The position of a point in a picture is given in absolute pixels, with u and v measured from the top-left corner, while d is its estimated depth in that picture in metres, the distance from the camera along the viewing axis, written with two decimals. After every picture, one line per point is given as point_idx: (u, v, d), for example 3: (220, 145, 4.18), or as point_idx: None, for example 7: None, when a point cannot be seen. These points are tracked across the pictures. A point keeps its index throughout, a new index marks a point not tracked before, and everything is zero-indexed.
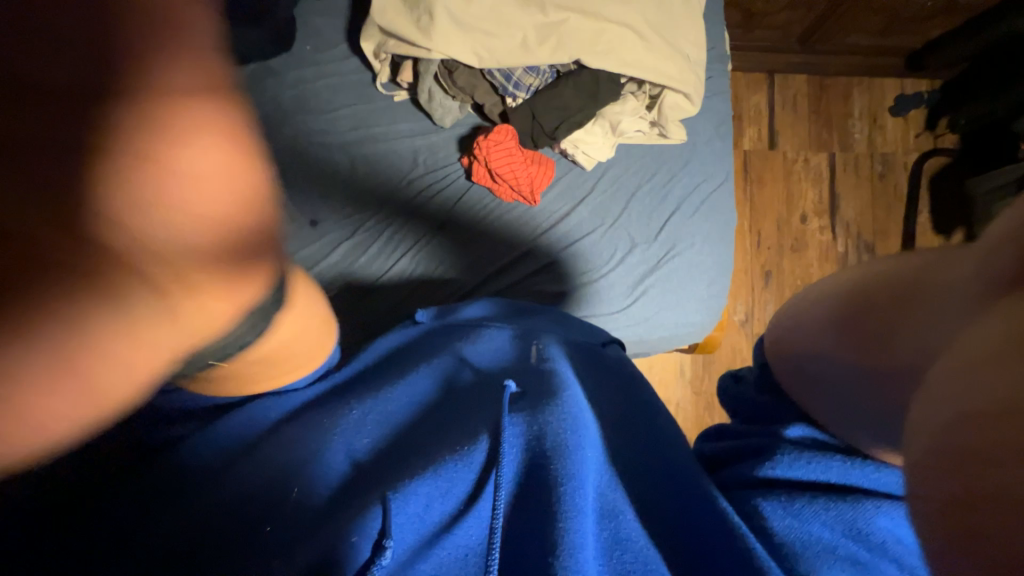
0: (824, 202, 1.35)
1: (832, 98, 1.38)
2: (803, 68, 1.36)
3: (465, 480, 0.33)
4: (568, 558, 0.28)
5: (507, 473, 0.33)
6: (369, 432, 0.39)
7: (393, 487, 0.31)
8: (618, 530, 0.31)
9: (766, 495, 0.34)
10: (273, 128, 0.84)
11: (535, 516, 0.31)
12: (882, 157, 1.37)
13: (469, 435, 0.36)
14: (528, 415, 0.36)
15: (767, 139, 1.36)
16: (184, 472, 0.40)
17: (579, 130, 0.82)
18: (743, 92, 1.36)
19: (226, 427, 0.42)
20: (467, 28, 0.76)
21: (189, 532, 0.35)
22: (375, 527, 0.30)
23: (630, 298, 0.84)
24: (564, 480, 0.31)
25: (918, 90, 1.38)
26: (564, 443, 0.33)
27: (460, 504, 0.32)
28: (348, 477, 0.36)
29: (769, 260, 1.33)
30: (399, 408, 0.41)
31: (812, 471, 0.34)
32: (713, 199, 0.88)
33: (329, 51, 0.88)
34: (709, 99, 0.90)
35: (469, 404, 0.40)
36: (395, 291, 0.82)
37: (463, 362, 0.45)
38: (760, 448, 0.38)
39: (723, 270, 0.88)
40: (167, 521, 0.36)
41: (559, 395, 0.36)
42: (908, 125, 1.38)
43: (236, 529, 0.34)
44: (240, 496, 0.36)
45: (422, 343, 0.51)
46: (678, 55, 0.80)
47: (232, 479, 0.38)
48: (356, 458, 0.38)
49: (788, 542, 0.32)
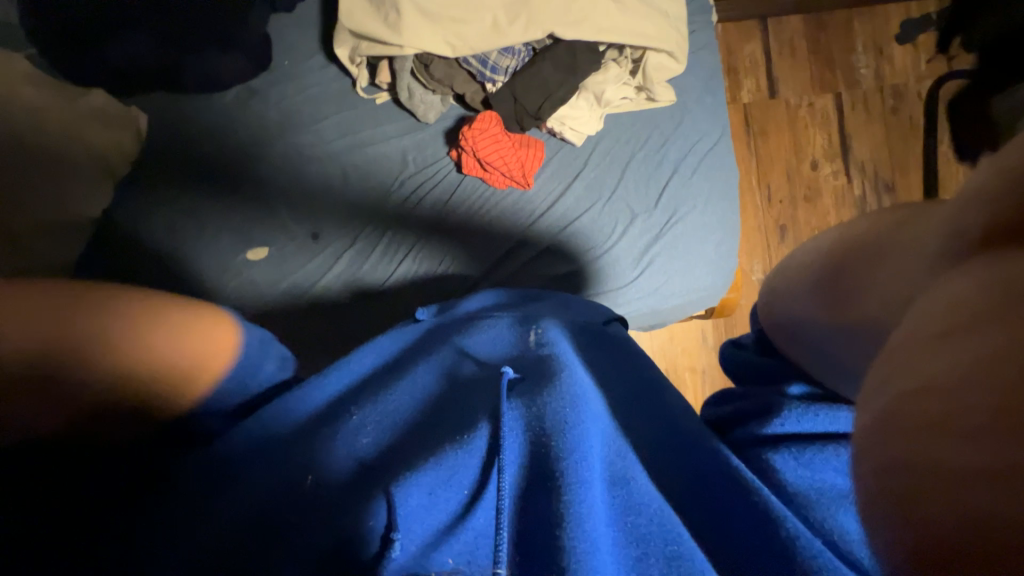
0: (835, 145, 1.29)
1: (831, 34, 1.31)
2: (796, 7, 1.29)
3: (469, 468, 0.33)
4: (575, 529, 0.27)
5: (510, 456, 0.32)
6: (384, 427, 0.38)
7: (395, 481, 0.31)
8: (629, 495, 0.31)
9: (776, 449, 0.34)
10: (263, 148, 0.85)
11: (540, 492, 0.31)
12: (893, 89, 1.30)
13: (469, 424, 0.36)
14: (526, 400, 0.36)
15: (766, 87, 1.31)
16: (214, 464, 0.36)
17: (563, 106, 0.80)
18: (735, 42, 1.31)
19: (265, 417, 0.39)
20: (436, 19, 0.75)
21: (223, 531, 0.31)
22: (382, 521, 0.30)
23: (637, 270, 0.83)
24: (565, 453, 0.31)
25: (925, 12, 1.29)
26: (563, 420, 0.33)
27: (466, 492, 0.32)
28: (355, 473, 0.34)
29: (783, 213, 1.28)
30: (401, 406, 0.40)
31: (820, 421, 0.34)
32: (711, 157, 0.85)
33: (307, 63, 0.89)
34: (695, 54, 0.87)
35: (469, 391, 0.40)
36: (402, 293, 0.83)
37: (463, 353, 0.45)
38: (763, 406, 0.38)
39: (730, 230, 0.85)
40: (199, 522, 0.32)
41: (558, 379, 0.37)
42: (918, 50, 1.30)
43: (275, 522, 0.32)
44: (271, 490, 0.33)
45: (424, 340, 0.50)
46: (654, 12, 0.78)
47: (259, 476, 0.35)
48: (373, 452, 0.36)
49: (801, 492, 0.32)
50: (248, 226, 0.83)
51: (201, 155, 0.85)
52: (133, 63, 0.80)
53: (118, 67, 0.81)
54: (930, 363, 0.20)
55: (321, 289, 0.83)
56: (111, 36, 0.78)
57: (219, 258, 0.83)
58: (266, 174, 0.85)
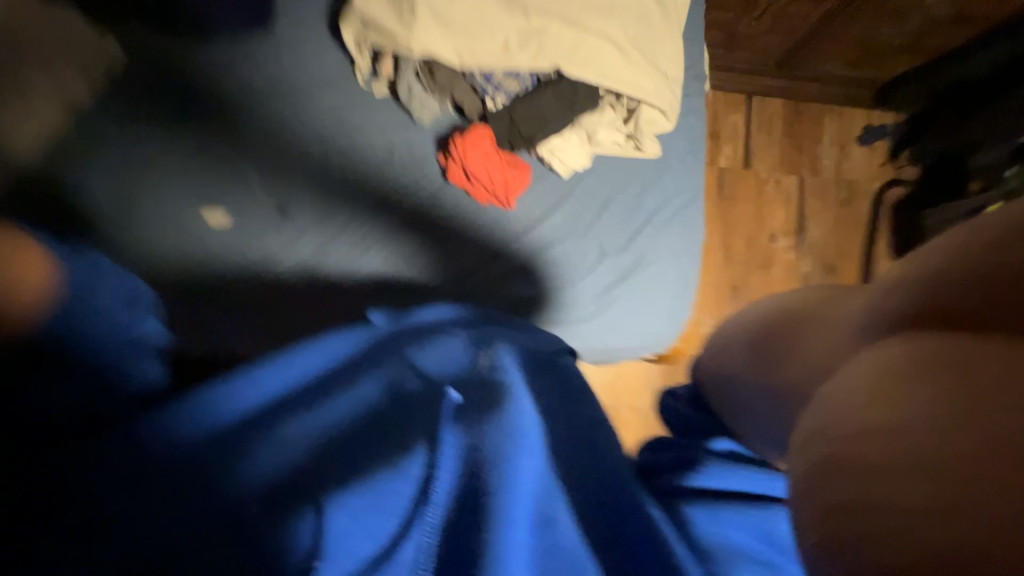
0: (792, 223, 1.41)
1: (805, 123, 1.43)
2: (779, 92, 1.41)
3: (401, 494, 0.33)
4: (495, 570, 0.29)
5: (443, 486, 0.33)
6: (320, 430, 0.37)
7: (325, 496, 0.31)
8: (554, 539, 0.31)
9: (694, 502, 0.40)
10: (244, 112, 0.82)
11: (468, 527, 0.32)
12: (848, 184, 1.44)
13: (406, 447, 0.36)
14: (466, 429, 0.37)
15: (742, 158, 1.40)
16: (138, 466, 0.32)
17: (556, 137, 0.83)
18: (722, 110, 1.40)
19: (196, 411, 0.36)
20: (448, 27, 0.76)
21: (136, 535, 0.29)
22: (305, 542, 0.29)
23: (598, 306, 0.86)
24: (496, 489, 0.33)
25: (885, 122, 1.44)
26: (499, 453, 0.35)
27: (397, 521, 0.32)
28: (281, 476, 0.33)
29: (737, 275, 1.37)
30: (337, 417, 0.38)
31: (733, 479, 0.41)
32: (683, 214, 0.90)
33: (308, 36, 0.86)
34: (684, 116, 0.92)
35: (413, 408, 0.40)
36: (363, 287, 0.81)
37: (413, 368, 0.45)
38: (690, 460, 0.44)
39: (688, 284, 0.90)
40: (115, 521, 0.29)
41: (499, 406, 0.39)
42: (874, 154, 1.45)
43: (194, 526, 0.30)
44: (188, 494, 0.31)
45: (374, 344, 0.49)
46: (655, 70, 0.82)
47: (171, 474, 0.32)
48: (298, 462, 0.34)
49: (708, 545, 0.36)
50: (211, 188, 0.79)
51: (174, 105, 0.80)
52: None
53: None
54: (861, 419, 0.29)
55: (277, 268, 0.80)
56: None
57: (171, 214, 0.77)
58: (241, 138, 0.81)
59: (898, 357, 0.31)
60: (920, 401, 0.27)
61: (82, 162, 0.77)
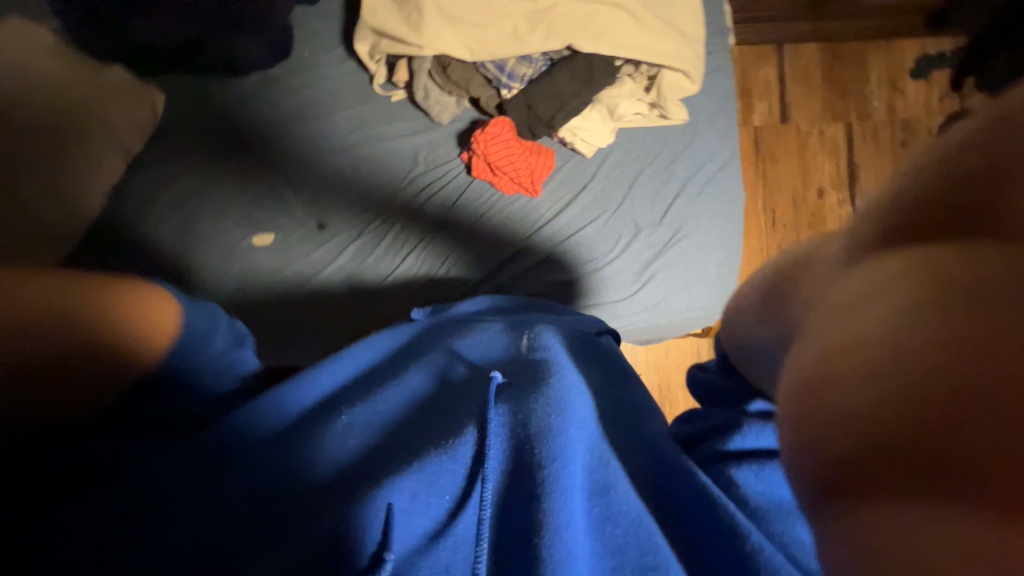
0: (842, 174, 1.31)
1: (847, 64, 1.32)
2: (814, 36, 1.31)
3: (455, 474, 0.33)
4: (552, 536, 0.28)
5: (493, 464, 0.33)
6: (378, 425, 0.38)
7: (382, 483, 0.31)
8: (608, 505, 0.31)
9: (739, 463, 0.35)
10: (277, 137, 0.86)
11: (520, 501, 0.32)
12: (903, 123, 1.31)
13: (456, 427, 0.36)
14: (512, 406, 0.37)
15: (779, 112, 1.32)
16: (213, 455, 0.35)
17: (577, 117, 0.81)
18: (751, 65, 1.32)
19: (263, 410, 0.38)
20: (457, 22, 0.76)
21: (210, 522, 0.31)
22: (378, 525, 0.29)
23: (637, 284, 0.84)
24: (547, 462, 0.32)
25: (942, 50, 1.30)
26: (548, 427, 0.34)
27: (453, 500, 0.33)
28: (345, 468, 0.34)
29: (786, 238, 1.29)
30: (391, 407, 0.40)
31: (773, 438, 0.35)
32: (718, 178, 0.85)
33: (325, 56, 0.90)
34: (709, 76, 0.88)
35: (457, 395, 0.41)
36: (402, 290, 0.84)
37: (456, 357, 0.45)
38: (723, 423, 0.39)
39: (732, 250, 0.85)
40: (191, 511, 0.31)
41: (545, 381, 0.38)
42: (931, 87, 1.31)
43: (266, 512, 0.32)
44: (257, 487, 0.33)
45: (416, 343, 0.50)
46: (673, 32, 0.78)
47: (243, 469, 0.34)
48: (359, 450, 0.36)
49: (761, 505, 0.33)
50: (256, 213, 0.84)
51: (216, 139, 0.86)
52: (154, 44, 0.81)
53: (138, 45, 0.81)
54: (842, 340, 0.25)
55: (321, 283, 0.83)
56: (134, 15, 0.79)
57: (224, 241, 0.83)
58: (276, 163, 0.86)
59: (880, 272, 0.27)
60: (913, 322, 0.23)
61: (146, 204, 0.84)
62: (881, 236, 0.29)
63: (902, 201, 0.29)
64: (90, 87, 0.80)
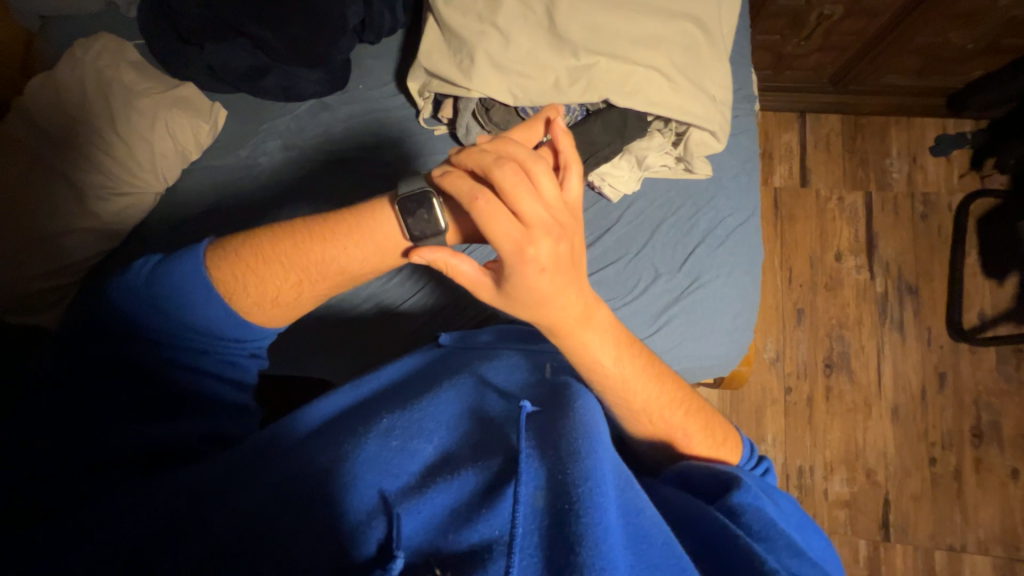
0: (861, 241, 1.33)
1: (868, 136, 1.38)
2: (836, 108, 1.37)
3: (471, 483, 0.48)
4: (592, 546, 0.39)
5: (530, 481, 0.45)
6: (424, 437, 0.52)
7: (401, 506, 0.46)
8: (639, 528, 0.43)
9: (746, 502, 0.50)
10: (327, 160, 0.95)
11: (557, 517, 0.42)
12: (923, 197, 1.34)
13: (489, 457, 0.50)
14: (536, 433, 0.50)
15: (799, 176, 1.37)
16: (292, 458, 0.51)
17: (607, 164, 0.86)
18: (773, 130, 1.39)
19: (301, 417, 0.58)
20: (503, 70, 0.82)
21: (261, 503, 0.46)
22: (381, 532, 0.44)
23: (653, 327, 0.85)
24: (583, 482, 0.44)
25: (962, 130, 1.35)
26: (581, 451, 0.46)
27: (479, 507, 0.45)
28: (387, 479, 0.48)
29: (802, 298, 1.31)
30: (434, 421, 0.54)
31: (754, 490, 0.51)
32: (739, 233, 0.88)
33: (378, 89, 0.98)
34: (735, 137, 0.92)
35: (496, 421, 0.54)
36: (415, 319, 0.88)
37: (490, 390, 0.58)
38: (723, 485, 0.53)
39: (749, 303, 0.87)
40: (241, 497, 0.46)
41: (574, 411, 0.51)
42: (952, 164, 1.35)
43: (309, 496, 0.46)
44: (323, 479, 0.47)
45: (435, 366, 0.65)
46: (704, 94, 0.83)
47: (334, 456, 0.49)
48: (406, 464, 0.50)
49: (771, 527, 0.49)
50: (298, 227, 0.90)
51: (270, 157, 0.96)
52: (228, 67, 0.90)
53: (211, 65, 0.90)
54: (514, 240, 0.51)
55: (350, 300, 0.89)
56: (213, 39, 0.88)
57: None
58: (325, 182, 0.94)
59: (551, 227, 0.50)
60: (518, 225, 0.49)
61: (208, 214, 0.93)
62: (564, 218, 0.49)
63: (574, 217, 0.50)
64: (156, 100, 0.90)
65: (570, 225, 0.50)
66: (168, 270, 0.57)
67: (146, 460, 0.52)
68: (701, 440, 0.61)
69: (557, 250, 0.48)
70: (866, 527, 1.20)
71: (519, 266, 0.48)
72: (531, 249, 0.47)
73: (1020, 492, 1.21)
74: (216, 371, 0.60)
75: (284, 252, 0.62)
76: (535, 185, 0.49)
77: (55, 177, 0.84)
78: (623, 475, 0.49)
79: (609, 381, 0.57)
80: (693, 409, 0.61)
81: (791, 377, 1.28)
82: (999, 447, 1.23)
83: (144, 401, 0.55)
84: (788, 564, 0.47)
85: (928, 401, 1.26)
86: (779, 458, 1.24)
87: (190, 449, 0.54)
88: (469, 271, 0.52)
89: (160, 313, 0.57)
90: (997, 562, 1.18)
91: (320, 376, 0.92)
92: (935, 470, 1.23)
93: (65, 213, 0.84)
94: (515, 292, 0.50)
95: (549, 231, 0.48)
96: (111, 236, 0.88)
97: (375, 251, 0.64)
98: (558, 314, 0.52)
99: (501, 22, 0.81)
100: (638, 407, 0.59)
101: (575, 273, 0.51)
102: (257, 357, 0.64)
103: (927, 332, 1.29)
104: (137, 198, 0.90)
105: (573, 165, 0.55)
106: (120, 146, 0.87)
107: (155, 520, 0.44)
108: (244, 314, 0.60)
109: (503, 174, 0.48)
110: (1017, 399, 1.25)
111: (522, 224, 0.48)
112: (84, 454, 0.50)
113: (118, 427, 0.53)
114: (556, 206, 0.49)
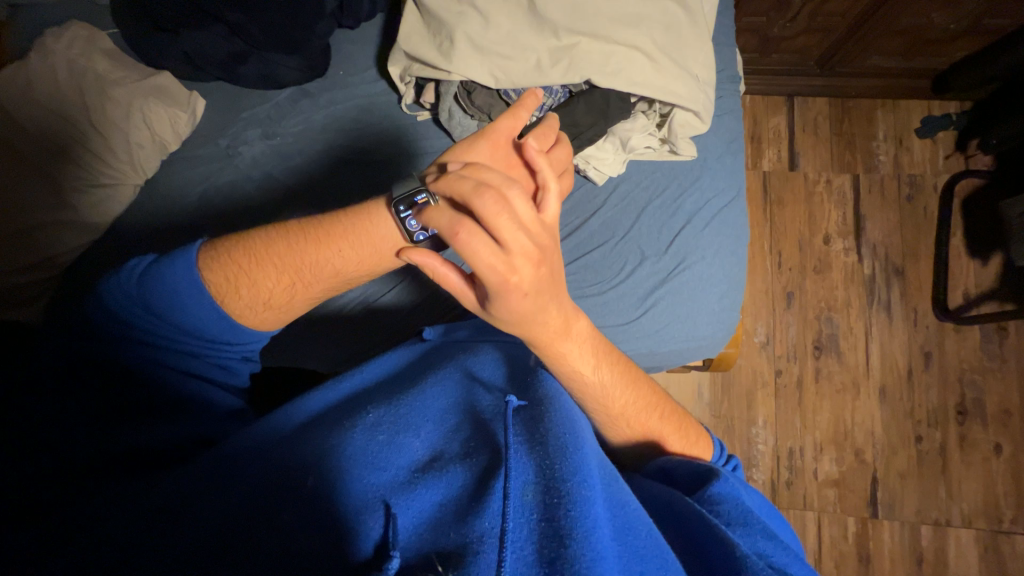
0: (848, 224, 1.33)
1: (855, 119, 1.38)
2: (822, 92, 1.37)
3: (462, 478, 0.48)
4: (582, 542, 0.39)
5: (519, 476, 0.45)
6: (412, 432, 0.52)
7: (392, 501, 0.45)
8: (627, 520, 0.44)
9: (721, 494, 0.50)
10: (312, 149, 0.94)
11: (549, 512, 0.42)
12: (909, 179, 1.35)
13: (480, 451, 0.50)
14: (524, 428, 0.50)
15: (787, 160, 1.37)
16: (276, 457, 0.50)
17: (590, 147, 0.85)
18: (762, 115, 1.39)
19: (279, 417, 0.56)
20: (483, 51, 0.81)
21: (249, 501, 0.45)
22: (373, 531, 0.43)
23: (640, 310, 0.85)
24: (570, 477, 0.44)
25: (946, 111, 1.36)
26: (566, 446, 0.47)
27: (471, 501, 0.45)
28: (372, 476, 0.47)
29: (791, 281, 1.32)
30: (421, 417, 0.54)
31: (731, 484, 0.52)
32: (724, 214, 0.88)
33: (360, 75, 0.96)
34: (719, 118, 0.92)
35: (482, 414, 0.54)
36: (390, 319, 0.88)
37: (476, 384, 0.58)
38: (701, 480, 0.53)
39: (735, 284, 0.88)
40: (230, 493, 0.46)
41: (557, 410, 0.52)
42: (937, 145, 1.36)
43: (295, 496, 0.45)
44: (309, 477, 0.47)
45: (422, 361, 0.65)
46: (687, 75, 0.82)
47: (319, 454, 0.49)
48: (392, 459, 0.49)
49: (751, 517, 0.49)
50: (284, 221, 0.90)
51: (251, 146, 0.94)
52: (203, 53, 0.87)
53: (187, 53, 0.88)
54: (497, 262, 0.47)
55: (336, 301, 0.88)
56: (188, 26, 0.85)
57: None
58: (310, 171, 0.93)
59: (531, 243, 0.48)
60: (502, 257, 0.45)
61: (196, 207, 0.92)
62: (544, 235, 0.48)
63: (550, 237, 0.49)
64: (133, 89, 0.88)
65: (550, 243, 0.48)
66: (159, 271, 0.57)
67: (133, 463, 0.51)
68: (676, 439, 0.61)
69: (537, 273, 0.47)
70: (854, 505, 1.22)
71: (504, 293, 0.46)
72: (514, 277, 0.45)
73: (1003, 466, 1.23)
74: (211, 376, 0.61)
75: (274, 255, 0.61)
76: (514, 213, 0.45)
77: (30, 170, 0.82)
78: (609, 470, 0.49)
79: (588, 388, 0.57)
80: (669, 412, 0.62)
81: (781, 360, 1.29)
82: (983, 423, 1.25)
83: (134, 404, 0.55)
84: (763, 548, 0.47)
85: (915, 379, 1.28)
86: (769, 439, 1.26)
87: (179, 452, 0.53)
88: (456, 283, 0.50)
89: (154, 317, 0.58)
90: (982, 535, 1.21)
91: (310, 367, 0.91)
92: (922, 448, 1.25)
93: (40, 204, 0.82)
94: (501, 314, 0.49)
95: (529, 257, 0.46)
96: (86, 230, 0.86)
97: (375, 253, 0.63)
98: (541, 329, 0.51)
99: (480, 3, 0.79)
100: (617, 413, 0.59)
101: (556, 289, 0.50)
102: (249, 361, 0.66)
103: (914, 312, 1.30)
104: (115, 191, 0.88)
105: (550, 186, 0.52)
106: (95, 137, 0.85)
107: (139, 513, 0.44)
108: (237, 318, 0.60)
109: (482, 203, 0.45)
110: (1000, 375, 1.28)
111: (504, 252, 0.45)
112: (66, 456, 0.49)
113: (106, 431, 0.52)
114: (537, 231, 0.46)
